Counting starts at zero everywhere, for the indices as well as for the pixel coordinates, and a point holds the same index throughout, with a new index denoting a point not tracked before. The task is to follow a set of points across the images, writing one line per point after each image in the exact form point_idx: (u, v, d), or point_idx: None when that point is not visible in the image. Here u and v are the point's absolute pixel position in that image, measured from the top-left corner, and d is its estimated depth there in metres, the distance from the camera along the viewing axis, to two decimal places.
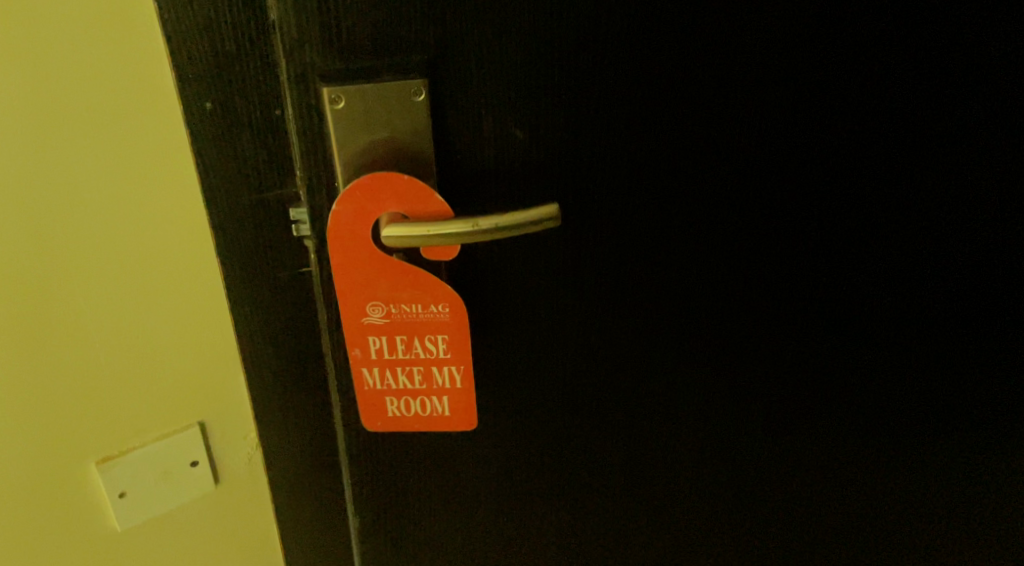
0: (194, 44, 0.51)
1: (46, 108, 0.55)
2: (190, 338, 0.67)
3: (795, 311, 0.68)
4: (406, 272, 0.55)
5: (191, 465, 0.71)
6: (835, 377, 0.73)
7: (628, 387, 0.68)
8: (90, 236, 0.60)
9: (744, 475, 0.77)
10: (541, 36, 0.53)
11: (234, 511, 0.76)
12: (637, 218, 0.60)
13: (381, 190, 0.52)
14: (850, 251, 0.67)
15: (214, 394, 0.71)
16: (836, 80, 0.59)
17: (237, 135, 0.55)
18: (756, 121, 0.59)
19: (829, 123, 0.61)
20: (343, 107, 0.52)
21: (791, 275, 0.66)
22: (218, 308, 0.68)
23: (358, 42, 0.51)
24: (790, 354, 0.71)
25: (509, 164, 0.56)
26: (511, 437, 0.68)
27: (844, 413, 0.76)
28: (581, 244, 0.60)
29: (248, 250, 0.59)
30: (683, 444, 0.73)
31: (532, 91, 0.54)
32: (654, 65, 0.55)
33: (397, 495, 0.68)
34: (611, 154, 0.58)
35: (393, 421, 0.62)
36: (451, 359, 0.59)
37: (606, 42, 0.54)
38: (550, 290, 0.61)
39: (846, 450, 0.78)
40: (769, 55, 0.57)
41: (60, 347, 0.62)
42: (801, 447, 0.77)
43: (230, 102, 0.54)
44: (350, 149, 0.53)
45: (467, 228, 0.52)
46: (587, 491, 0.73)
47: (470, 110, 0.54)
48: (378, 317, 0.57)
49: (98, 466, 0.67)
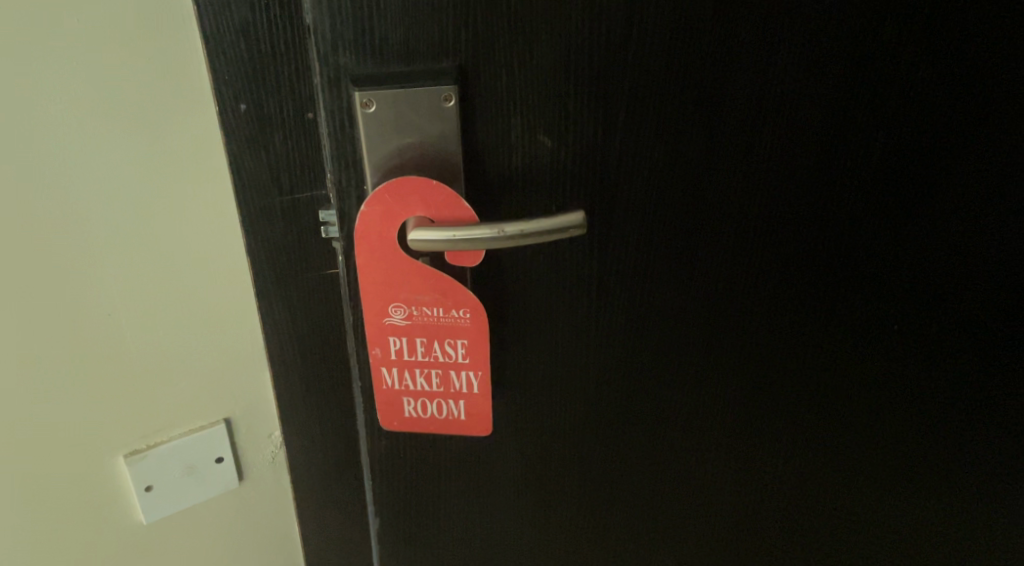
0: (231, 46, 0.52)
1: (87, 105, 0.57)
2: (219, 335, 0.69)
3: (824, 327, 0.67)
4: (429, 277, 0.55)
5: (215, 460, 0.72)
6: (863, 393, 0.72)
7: (650, 397, 0.67)
8: (124, 231, 0.61)
9: (768, 493, 0.76)
10: (573, 45, 0.53)
11: (256, 507, 0.77)
12: (667, 229, 0.60)
13: (409, 194, 0.53)
14: (881, 266, 0.65)
15: (241, 392, 0.71)
16: (872, 93, 0.58)
17: (270, 136, 0.55)
18: (791, 134, 0.58)
19: (865, 137, 0.60)
20: (374, 111, 0.52)
21: (821, 288, 0.65)
22: (246, 306, 0.69)
23: (390, 48, 0.51)
24: (817, 369, 0.69)
25: (538, 172, 0.56)
26: (534, 445, 0.68)
27: (875, 432, 0.74)
28: (608, 254, 0.60)
29: (277, 249, 0.60)
30: (705, 457, 0.72)
31: (562, 99, 0.54)
32: (687, 76, 0.55)
33: (415, 497, 0.68)
34: (641, 163, 0.57)
35: (408, 420, 0.62)
36: (469, 365, 0.59)
37: (639, 51, 0.54)
38: (574, 299, 0.61)
39: (877, 470, 0.77)
40: (804, 67, 0.56)
41: (93, 338, 0.63)
42: (829, 467, 0.76)
43: (264, 105, 0.54)
44: (380, 153, 0.53)
45: (492, 234, 0.52)
46: (606, 499, 0.73)
47: (500, 117, 0.54)
48: (399, 319, 0.57)
49: (126, 458, 0.68)
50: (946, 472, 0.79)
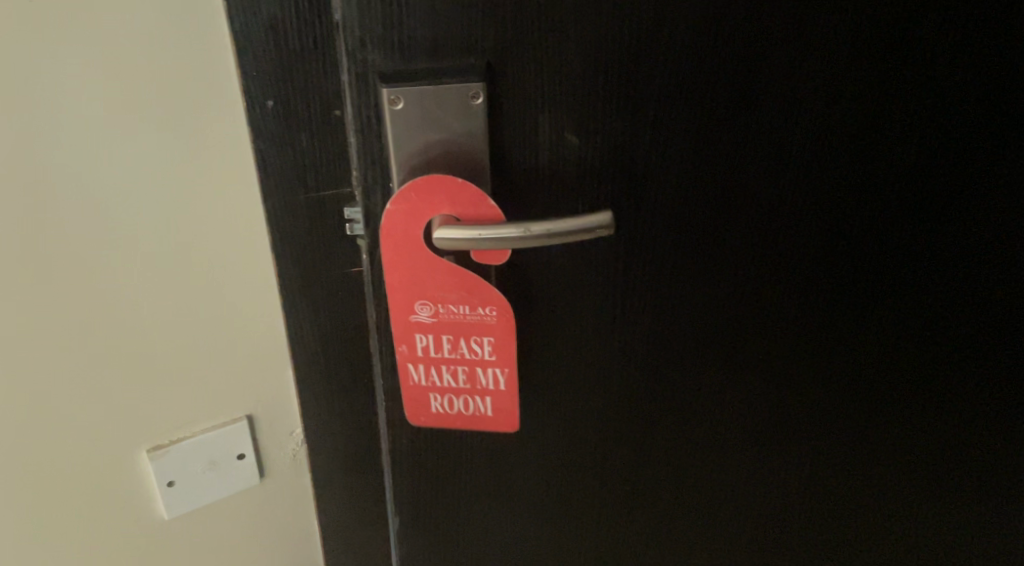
0: (259, 42, 0.52)
1: (115, 101, 0.57)
2: (241, 331, 0.68)
3: (854, 331, 0.66)
4: (455, 274, 0.55)
5: (237, 457, 0.72)
6: (892, 398, 0.71)
7: (675, 399, 0.67)
8: (151, 225, 0.62)
9: (795, 498, 0.75)
10: (601, 43, 0.52)
11: (278, 503, 0.77)
12: (696, 229, 0.59)
13: (435, 192, 0.52)
14: (912, 268, 0.64)
15: (263, 389, 0.71)
16: (904, 93, 0.57)
17: (296, 133, 0.55)
18: (823, 134, 0.57)
19: (898, 138, 0.59)
20: (402, 108, 0.52)
21: (850, 290, 0.64)
22: (269, 303, 0.69)
23: (418, 44, 0.51)
24: (845, 372, 0.68)
25: (565, 170, 0.55)
26: (557, 446, 0.67)
27: (904, 438, 0.73)
28: (635, 254, 0.59)
29: (302, 246, 0.59)
30: (732, 461, 0.71)
31: (589, 97, 0.53)
32: (719, 74, 0.54)
33: (437, 497, 0.68)
34: (670, 162, 0.56)
35: (435, 416, 0.62)
36: (496, 362, 0.58)
37: (670, 48, 0.53)
38: (599, 299, 0.60)
39: (904, 476, 0.76)
40: (836, 67, 0.55)
41: (119, 333, 0.64)
42: (856, 473, 0.75)
43: (290, 101, 0.54)
44: (406, 150, 0.53)
45: (517, 233, 0.51)
46: (629, 503, 0.72)
47: (528, 114, 0.53)
48: (425, 316, 0.57)
49: (149, 453, 0.68)
50: (976, 478, 0.78)
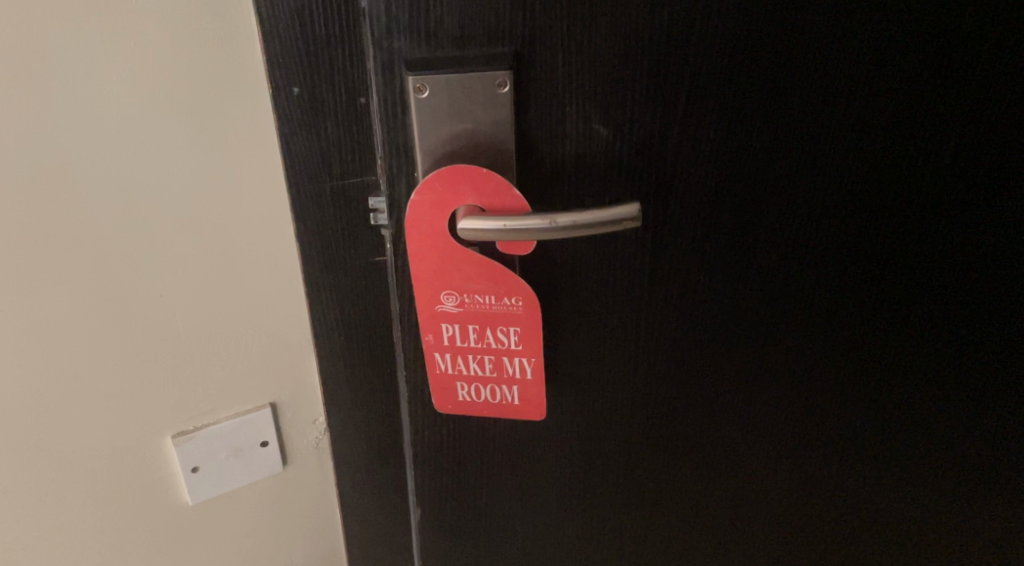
0: (287, 28, 0.52)
1: (144, 85, 0.57)
2: (266, 318, 0.68)
3: (889, 333, 0.64)
4: (480, 265, 0.54)
5: (261, 445, 0.72)
6: (929, 401, 0.68)
7: (701, 395, 0.65)
8: (178, 210, 0.62)
9: (827, 502, 0.72)
10: (631, 31, 0.51)
11: (306, 487, 0.77)
12: (725, 223, 0.58)
13: (461, 182, 0.52)
14: (951, 264, 0.62)
15: (287, 376, 0.71)
16: (944, 84, 0.55)
17: (322, 120, 0.55)
18: (860, 125, 0.56)
19: (936, 131, 0.57)
20: (428, 96, 0.51)
21: (886, 287, 0.62)
22: (293, 290, 0.69)
23: (446, 32, 0.50)
24: (880, 373, 0.66)
25: (593, 161, 0.54)
26: (579, 440, 0.66)
27: (944, 450, 0.70)
28: (661, 246, 0.58)
29: (327, 233, 0.59)
30: (760, 462, 0.69)
31: (619, 87, 0.52)
32: (753, 64, 0.53)
33: (457, 486, 0.68)
34: (700, 154, 0.55)
35: (462, 405, 0.61)
36: (522, 351, 0.58)
37: (704, 38, 0.52)
38: (624, 292, 0.60)
39: (941, 490, 0.72)
40: (873, 56, 0.54)
41: (145, 317, 0.64)
42: (895, 486, 0.71)
43: (318, 89, 0.54)
44: (432, 139, 0.52)
45: (544, 225, 0.51)
46: (652, 499, 0.71)
47: (557, 103, 0.52)
48: (451, 306, 0.56)
49: (174, 439, 0.68)
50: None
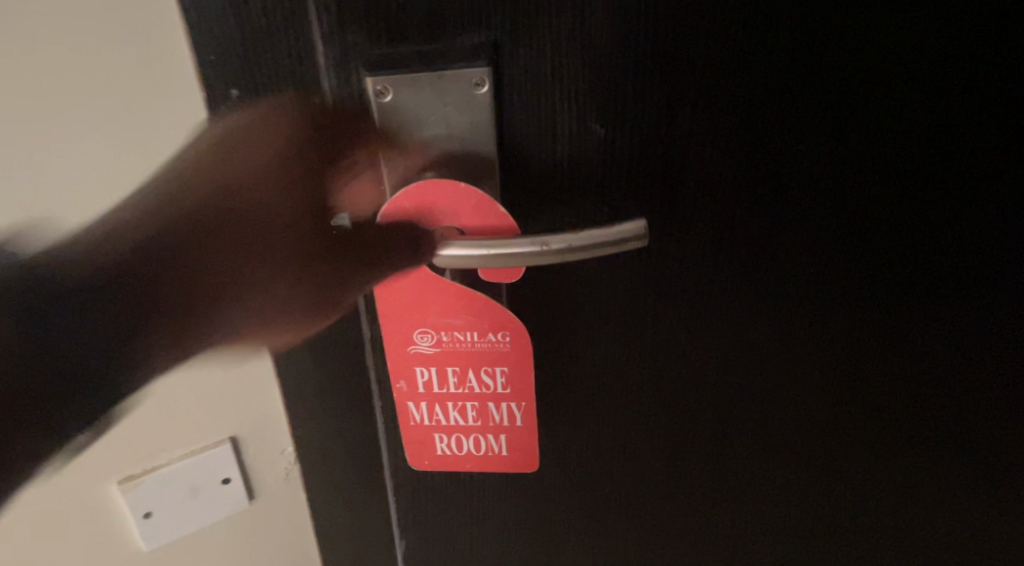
0: (216, 22, 0.42)
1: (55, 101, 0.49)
2: (220, 370, 0.58)
3: (924, 353, 0.56)
4: (461, 299, 0.49)
5: (222, 481, 0.65)
6: (971, 426, 0.60)
7: (715, 423, 0.58)
8: (94, 247, 0.50)
9: (853, 534, 0.65)
10: (633, 18, 0.42)
11: (266, 529, 0.70)
12: (738, 238, 0.50)
13: (434, 201, 0.45)
14: (1002, 278, 0.54)
15: (250, 416, 0.64)
16: (1002, 73, 0.47)
17: (266, 134, 0.45)
18: (905, 124, 0.47)
19: (990, 127, 0.48)
20: (391, 100, 0.43)
21: (928, 303, 0.54)
22: (249, 353, 0.54)
23: (411, 25, 0.41)
24: (918, 398, 0.58)
25: (589, 171, 0.47)
26: (580, 472, 0.59)
27: (987, 479, 0.63)
28: (670, 263, 0.51)
29: (273, 268, 0.48)
30: (780, 494, 0.62)
31: (618, 85, 0.44)
32: (779, 52, 0.45)
33: (443, 521, 0.61)
34: (716, 160, 0.47)
35: (441, 459, 0.57)
36: (510, 395, 0.53)
37: (720, 23, 0.43)
38: (626, 313, 0.52)
39: (979, 520, 0.65)
40: (919, 40, 0.45)
41: None
42: (921, 517, 0.64)
43: (260, 88, 0.44)
44: (399, 148, 0.44)
45: (534, 248, 0.43)
46: (658, 534, 0.64)
47: (545, 101, 0.44)
48: (427, 348, 0.51)
49: (120, 486, 0.61)
50: None
